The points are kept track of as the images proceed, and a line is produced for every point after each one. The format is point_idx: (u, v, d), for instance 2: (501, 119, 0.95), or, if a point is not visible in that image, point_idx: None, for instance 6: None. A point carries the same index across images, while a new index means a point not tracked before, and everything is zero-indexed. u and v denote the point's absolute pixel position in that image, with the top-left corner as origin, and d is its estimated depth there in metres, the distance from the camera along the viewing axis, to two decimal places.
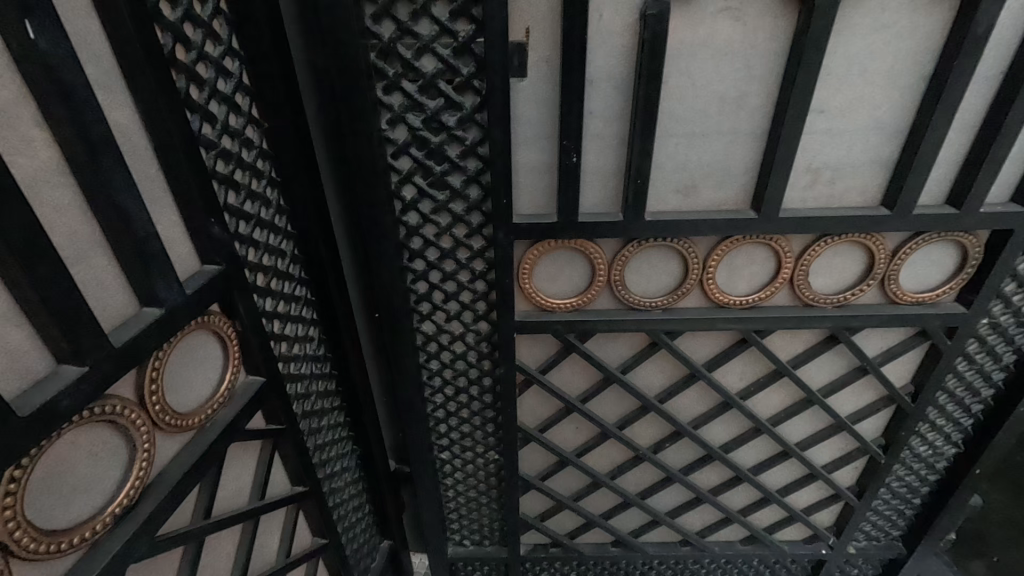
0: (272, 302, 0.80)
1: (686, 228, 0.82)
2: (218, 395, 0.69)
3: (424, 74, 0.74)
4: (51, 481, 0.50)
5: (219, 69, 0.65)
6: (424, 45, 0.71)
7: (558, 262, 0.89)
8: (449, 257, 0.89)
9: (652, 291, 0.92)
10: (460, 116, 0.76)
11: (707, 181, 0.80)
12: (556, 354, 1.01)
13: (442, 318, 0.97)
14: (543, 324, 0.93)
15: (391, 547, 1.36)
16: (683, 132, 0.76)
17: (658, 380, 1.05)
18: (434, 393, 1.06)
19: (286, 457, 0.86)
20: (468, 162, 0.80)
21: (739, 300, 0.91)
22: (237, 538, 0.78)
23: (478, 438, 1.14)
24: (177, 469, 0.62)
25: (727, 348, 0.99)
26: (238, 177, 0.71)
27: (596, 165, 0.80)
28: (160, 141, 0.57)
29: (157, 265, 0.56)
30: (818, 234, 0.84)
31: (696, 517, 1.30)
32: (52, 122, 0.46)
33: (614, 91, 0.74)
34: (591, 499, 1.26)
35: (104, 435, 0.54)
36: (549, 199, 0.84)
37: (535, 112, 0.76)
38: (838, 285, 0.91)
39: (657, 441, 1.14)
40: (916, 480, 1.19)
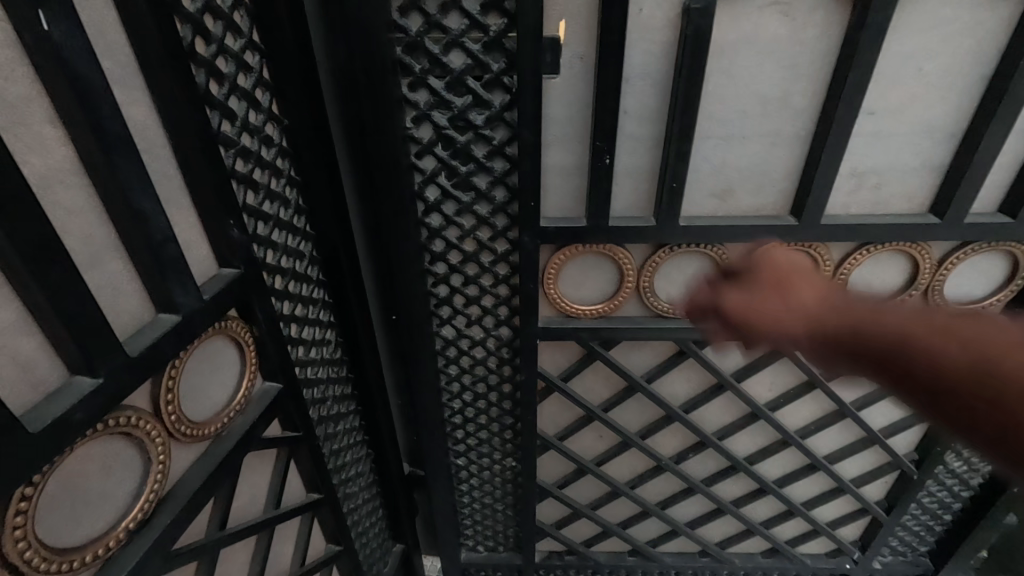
0: (289, 305, 0.77)
1: (722, 235, 0.78)
2: (235, 403, 0.66)
3: (451, 70, 0.71)
4: (64, 496, 0.47)
5: (239, 63, 0.62)
6: (453, 39, 0.68)
7: (585, 267, 0.86)
8: (472, 261, 0.86)
9: (681, 299, 0.88)
10: (488, 115, 0.73)
11: (744, 187, 0.77)
12: (579, 361, 0.98)
13: (462, 322, 0.94)
14: (566, 331, 0.90)
15: (403, 551, 1.34)
16: (722, 135, 0.72)
17: (684, 389, 1.02)
18: (452, 398, 1.04)
19: (301, 464, 0.83)
20: (495, 162, 0.77)
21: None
22: (252, 548, 0.76)
23: (495, 444, 1.11)
24: (193, 481, 0.60)
25: (758, 358, 0.95)
26: (257, 176, 0.68)
27: (627, 168, 0.77)
28: (178, 139, 0.54)
29: (174, 270, 0.53)
30: (861, 242, 0.80)
31: (717, 528, 1.27)
32: (66, 120, 0.43)
33: (650, 90, 0.70)
34: (609, 508, 1.24)
35: (118, 447, 0.52)
36: (578, 203, 0.80)
37: (567, 112, 0.73)
38: (876, 294, 0.87)
39: (680, 450, 1.11)
40: (949, 496, 1.16)
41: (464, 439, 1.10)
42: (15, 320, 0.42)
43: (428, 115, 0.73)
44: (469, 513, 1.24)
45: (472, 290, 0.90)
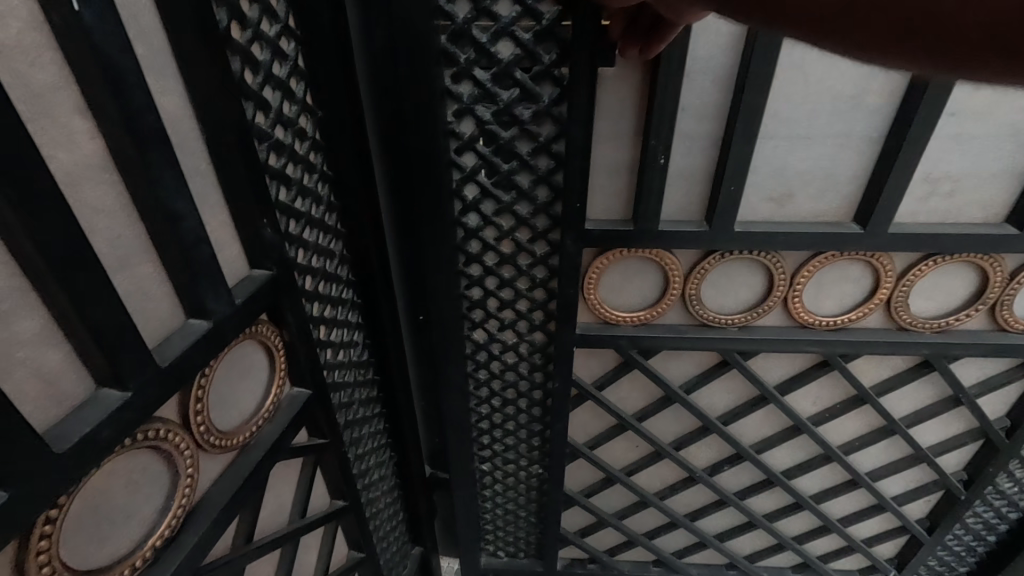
0: (319, 307, 0.74)
1: (780, 241, 0.75)
2: (263, 411, 0.63)
3: (499, 61, 0.67)
4: (87, 517, 0.44)
5: (275, 50, 0.58)
6: (503, 28, 0.64)
7: (629, 272, 0.83)
8: (509, 263, 0.82)
9: (727, 307, 0.86)
10: (536, 109, 0.69)
11: (806, 190, 0.74)
12: (614, 369, 0.95)
13: (494, 326, 0.90)
14: (607, 338, 0.87)
15: (422, 554, 1.32)
16: (785, 135, 0.70)
17: (724, 400, 1.01)
18: (480, 403, 1.00)
19: (326, 471, 0.80)
20: (539, 160, 0.73)
21: (825, 321, 0.85)
22: (276, 560, 0.73)
23: (522, 451, 1.07)
24: (221, 494, 0.57)
25: (805, 371, 0.95)
26: (290, 171, 0.64)
27: (684, 168, 0.73)
28: (211, 132, 0.51)
29: (206, 273, 0.49)
30: (926, 252, 0.77)
31: (746, 541, 1.24)
32: (96, 111, 0.39)
33: (711, 87, 0.67)
34: (636, 519, 1.21)
35: (145, 462, 0.48)
36: (625, 205, 0.77)
37: (622, 107, 0.70)
38: (934, 307, 0.85)
39: (714, 463, 1.10)
40: (994, 516, 1.20)
41: (490, 444, 1.07)
42: (40, 329, 0.38)
43: (471, 109, 0.70)
44: (491, 519, 1.20)
45: (506, 294, 0.86)
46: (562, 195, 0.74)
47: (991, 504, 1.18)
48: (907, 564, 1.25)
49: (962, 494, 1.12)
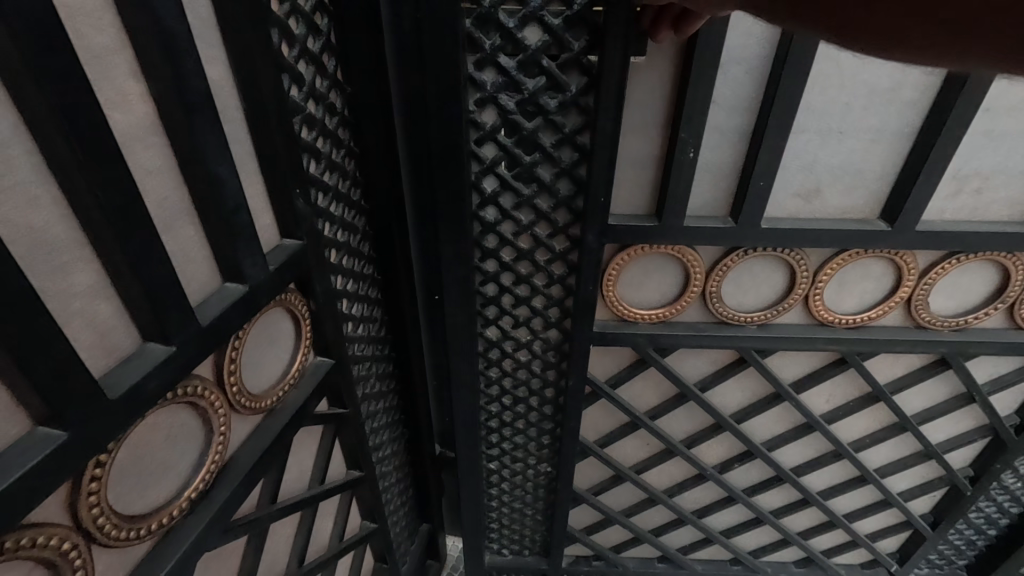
0: (342, 279, 0.76)
1: (806, 237, 0.78)
2: (289, 377, 0.65)
3: (526, 48, 0.68)
4: (130, 467, 0.46)
5: (309, 24, 0.60)
6: (532, 12, 0.65)
7: (647, 268, 0.85)
8: (526, 258, 0.84)
9: (746, 305, 0.89)
10: (562, 99, 0.71)
11: (835, 186, 0.76)
12: (628, 367, 0.98)
13: (508, 324, 0.93)
14: (622, 335, 0.90)
15: (429, 530, 1.35)
16: (817, 128, 0.71)
17: (738, 398, 1.05)
18: (490, 402, 1.03)
19: (342, 443, 0.83)
20: (562, 153, 0.75)
21: (846, 319, 0.89)
22: (297, 528, 0.75)
23: (531, 450, 1.10)
24: (250, 454, 0.59)
25: (821, 368, 0.98)
26: (320, 145, 0.66)
27: (711, 160, 0.75)
28: (251, 103, 0.52)
29: (244, 239, 0.51)
30: (948, 251, 0.81)
31: (752, 538, 1.30)
32: (149, 75, 0.41)
33: (745, 77, 0.68)
34: (643, 516, 1.25)
35: (183, 417, 0.50)
36: (648, 200, 0.80)
37: (645, 97, 0.72)
38: (952, 306, 0.90)
39: (723, 460, 1.15)
40: (996, 511, 1.24)
41: (499, 436, 1.08)
42: (94, 283, 0.40)
43: (495, 97, 0.71)
44: (497, 517, 1.22)
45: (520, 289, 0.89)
46: (584, 189, 0.76)
47: (991, 498, 1.22)
48: (909, 559, 1.31)
49: (968, 490, 1.17)
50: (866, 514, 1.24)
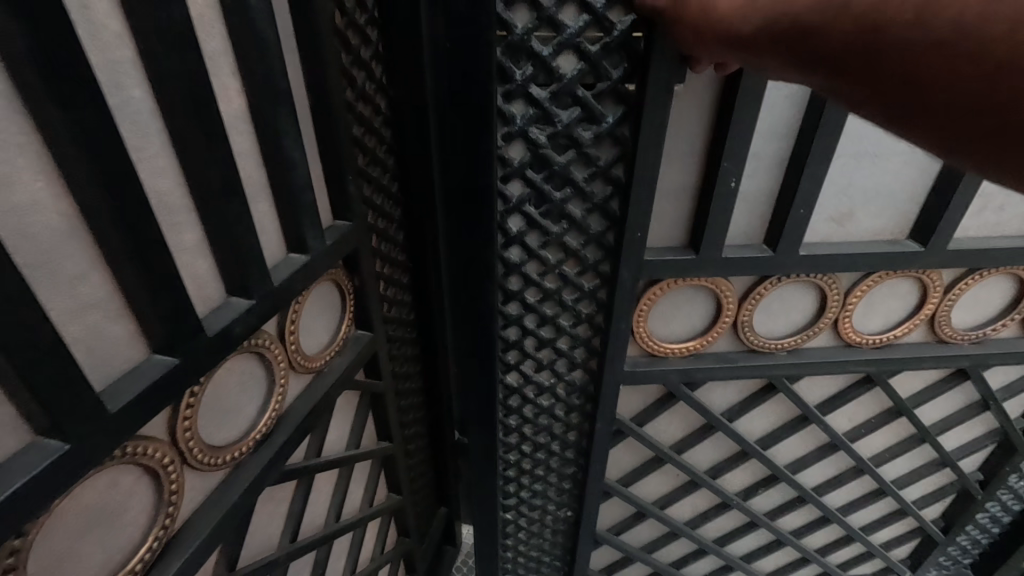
0: (380, 264, 0.85)
1: (840, 262, 0.87)
2: (335, 344, 0.73)
3: (561, 79, 0.72)
4: (212, 402, 0.54)
5: (362, 35, 0.70)
6: (565, 41, 0.69)
7: (679, 301, 0.95)
8: (553, 296, 0.92)
9: (777, 331, 1.00)
10: (597, 130, 0.76)
11: (866, 209, 0.85)
12: (655, 402, 1.10)
13: (531, 363, 1.02)
14: (655, 371, 1.00)
15: (447, 515, 1.42)
16: (853, 152, 0.80)
17: (763, 425, 1.17)
18: (510, 437, 1.11)
19: (374, 416, 0.91)
20: (593, 186, 0.81)
21: (874, 339, 1.01)
22: (336, 492, 0.83)
23: (550, 487, 1.21)
24: (304, 407, 0.67)
25: (847, 388, 1.11)
26: (367, 141, 0.76)
27: (748, 188, 0.83)
28: (317, 101, 0.61)
29: (309, 216, 0.60)
30: (970, 269, 0.93)
31: (770, 560, 1.43)
32: (245, 74, 0.50)
33: (785, 103, 0.76)
34: (662, 551, 1.40)
35: (253, 365, 0.59)
36: (682, 233, 0.88)
37: (681, 127, 0.78)
38: (968, 320, 1.03)
39: (747, 487, 1.27)
40: (1000, 510, 1.29)
41: (517, 454, 1.14)
42: (198, 243, 0.49)
43: (526, 130, 0.76)
44: (512, 561, 1.35)
45: (536, 325, 0.96)
46: (616, 224, 0.84)
47: (996, 498, 1.27)
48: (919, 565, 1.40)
49: (979, 493, 1.26)
50: (882, 525, 1.35)
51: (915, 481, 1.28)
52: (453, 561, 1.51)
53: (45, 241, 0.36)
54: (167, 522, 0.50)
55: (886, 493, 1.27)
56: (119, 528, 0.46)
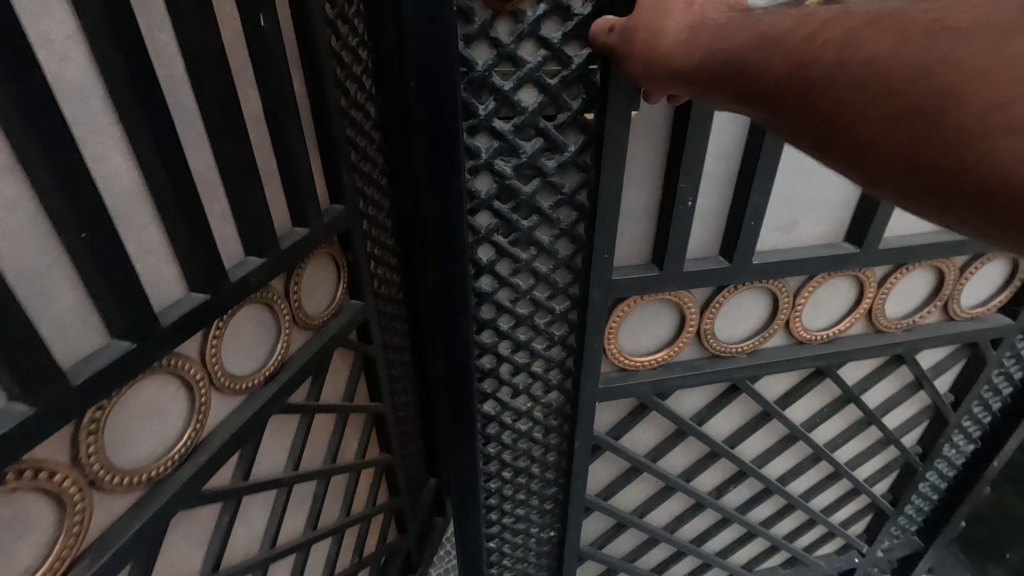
0: (371, 246, 1.00)
1: (789, 267, 1.00)
2: (330, 307, 0.88)
3: (523, 112, 0.80)
4: (233, 338, 0.69)
5: (354, 55, 0.86)
6: (527, 74, 0.76)
7: (645, 317, 1.05)
8: (524, 320, 0.99)
9: (738, 335, 1.11)
10: (560, 159, 0.84)
11: (806, 217, 0.98)
12: (628, 416, 1.19)
13: (508, 386, 1.08)
14: (627, 386, 1.10)
15: (438, 485, 1.56)
16: (793, 167, 0.92)
17: (730, 424, 1.27)
18: (490, 458, 1.16)
19: (365, 378, 1.06)
20: (558, 214, 0.90)
21: (821, 335, 1.13)
22: (330, 443, 0.96)
23: (533, 503, 1.27)
24: (306, 354, 0.82)
25: (801, 380, 1.23)
26: (358, 141, 0.92)
27: (704, 206, 0.95)
28: (317, 108, 0.78)
29: (310, 198, 0.75)
30: (898, 264, 1.06)
31: (744, 552, 1.53)
32: (261, 85, 0.66)
33: (731, 124, 0.87)
34: (645, 558, 1.49)
35: (264, 313, 0.74)
36: (643, 252, 0.99)
37: (639, 157, 0.89)
38: (900, 309, 1.16)
39: (720, 485, 1.37)
40: (937, 478, 1.42)
41: (497, 474, 1.19)
42: (223, 212, 0.65)
43: (492, 162, 0.82)
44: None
45: (511, 350, 1.02)
46: (581, 247, 0.93)
47: (934, 467, 1.40)
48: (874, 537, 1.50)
49: (920, 465, 1.38)
50: (840, 504, 1.46)
51: (869, 458, 1.39)
52: (443, 531, 1.63)
53: (121, 196, 0.52)
54: (200, 425, 0.65)
55: (842, 475, 1.39)
56: (165, 424, 0.61)
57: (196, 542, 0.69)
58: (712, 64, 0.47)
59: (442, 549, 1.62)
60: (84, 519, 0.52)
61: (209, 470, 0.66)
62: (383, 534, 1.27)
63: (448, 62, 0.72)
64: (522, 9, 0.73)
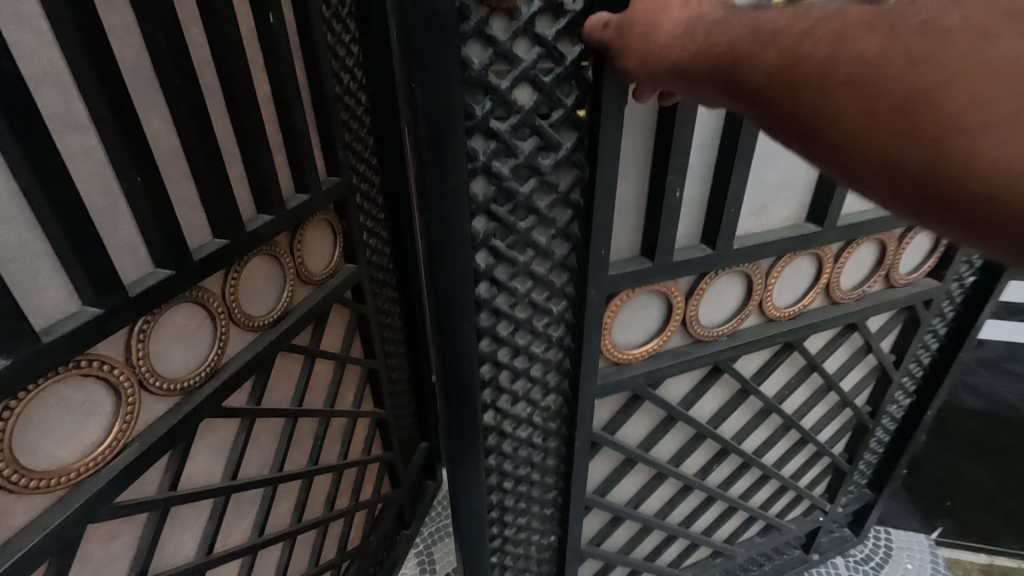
0: (364, 218, 1.15)
1: (767, 250, 0.90)
2: (329, 267, 1.02)
3: (519, 108, 0.63)
4: (249, 283, 0.83)
5: (346, 49, 1.02)
6: (524, 71, 0.61)
7: (637, 309, 0.90)
8: (523, 346, 0.82)
9: (715, 319, 0.99)
10: (555, 158, 0.68)
11: (777, 202, 0.90)
12: (625, 408, 1.02)
13: (507, 421, 0.91)
14: (623, 379, 0.93)
15: (429, 448, 1.69)
16: (764, 152, 0.83)
17: (711, 406, 1.15)
18: (495, 506, 0.99)
19: (359, 335, 1.19)
20: (554, 214, 0.73)
21: (786, 311, 1.04)
22: (327, 387, 1.09)
23: (533, 545, 1.10)
24: (308, 304, 0.96)
25: (772, 357, 1.14)
26: (352, 123, 1.06)
27: (688, 194, 0.82)
28: (315, 91, 0.92)
29: (308, 166, 0.90)
30: (851, 238, 1.00)
31: (751, 540, 1.45)
32: (269, 70, 0.81)
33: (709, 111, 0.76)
34: (664, 555, 1.37)
35: (273, 264, 0.88)
36: (632, 242, 0.83)
37: (628, 136, 0.74)
38: (851, 281, 1.10)
39: (726, 479, 1.30)
40: (885, 433, 1.47)
41: (500, 519, 1.01)
42: (240, 175, 0.79)
43: (489, 164, 0.65)
44: None
45: (509, 384, 0.87)
46: (580, 250, 0.76)
47: (882, 422, 1.44)
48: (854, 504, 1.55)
49: (871, 422, 1.40)
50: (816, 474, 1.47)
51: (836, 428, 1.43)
52: (436, 495, 1.78)
53: (163, 154, 0.66)
54: (221, 350, 0.78)
55: (823, 454, 1.39)
56: (195, 346, 0.74)
57: (216, 453, 0.82)
58: (703, 63, 0.43)
59: (435, 509, 1.75)
60: (134, 409, 0.65)
61: (226, 390, 0.78)
62: (377, 484, 1.40)
63: (445, 57, 0.56)
64: (517, 5, 0.58)
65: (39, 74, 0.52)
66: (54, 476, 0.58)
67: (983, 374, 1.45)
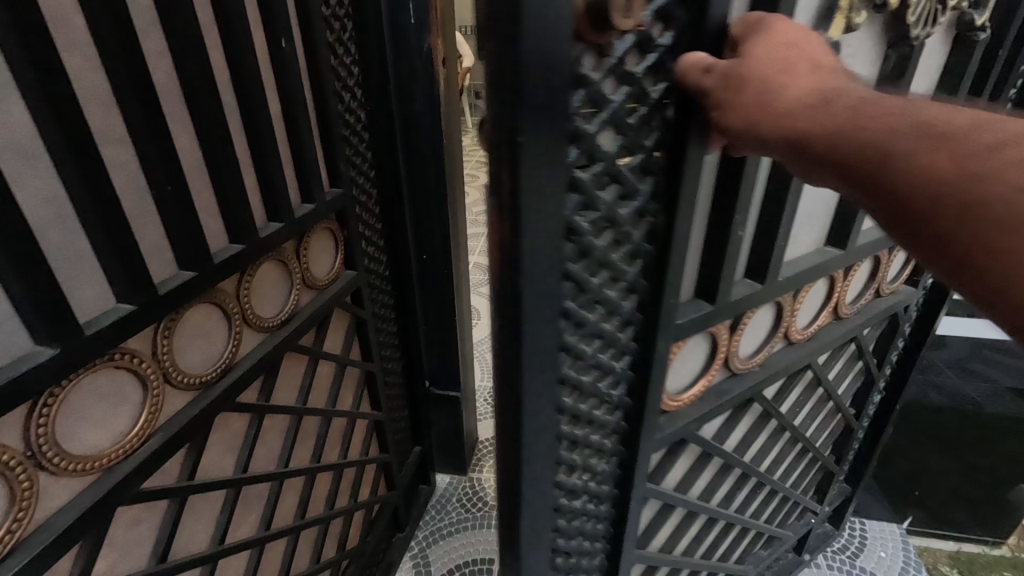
0: (363, 227, 1.21)
1: (802, 281, 0.88)
2: (331, 273, 1.08)
3: (606, 153, 0.50)
4: (260, 286, 0.89)
5: (348, 70, 1.09)
6: (614, 109, 0.49)
7: (687, 352, 0.83)
8: (588, 425, 0.67)
9: (748, 351, 0.93)
10: (636, 207, 0.55)
11: (804, 231, 0.88)
12: (670, 457, 0.91)
13: (565, 515, 0.72)
14: (675, 429, 0.84)
15: (422, 453, 1.73)
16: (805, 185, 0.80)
17: (738, 434, 1.06)
18: None
19: (357, 339, 1.25)
20: (631, 268, 0.59)
21: (806, 333, 1.01)
22: (327, 388, 1.15)
23: None
24: (312, 307, 1.02)
25: (790, 378, 1.08)
26: (352, 139, 1.14)
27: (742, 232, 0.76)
28: (320, 110, 0.99)
29: (314, 178, 0.97)
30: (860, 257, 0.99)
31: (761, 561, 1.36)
32: (280, 90, 0.88)
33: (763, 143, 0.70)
34: None
35: (281, 269, 0.94)
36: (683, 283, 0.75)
37: None
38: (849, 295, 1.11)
39: (745, 502, 1.20)
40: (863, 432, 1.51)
41: None
42: (253, 186, 0.86)
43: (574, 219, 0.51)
44: None
45: (573, 472, 0.69)
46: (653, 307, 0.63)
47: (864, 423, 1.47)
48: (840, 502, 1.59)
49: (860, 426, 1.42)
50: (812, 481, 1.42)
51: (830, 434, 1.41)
52: (429, 499, 1.83)
53: (187, 166, 0.73)
54: (236, 348, 0.83)
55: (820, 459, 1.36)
56: (212, 344, 0.80)
57: (228, 447, 0.87)
58: (836, 144, 0.42)
59: (429, 513, 1.79)
60: (159, 400, 0.71)
61: (238, 386, 0.84)
62: (374, 485, 1.45)
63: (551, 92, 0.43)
64: (610, 40, 0.46)
65: (87, 95, 0.58)
66: (89, 461, 0.63)
67: (946, 373, 1.56)
